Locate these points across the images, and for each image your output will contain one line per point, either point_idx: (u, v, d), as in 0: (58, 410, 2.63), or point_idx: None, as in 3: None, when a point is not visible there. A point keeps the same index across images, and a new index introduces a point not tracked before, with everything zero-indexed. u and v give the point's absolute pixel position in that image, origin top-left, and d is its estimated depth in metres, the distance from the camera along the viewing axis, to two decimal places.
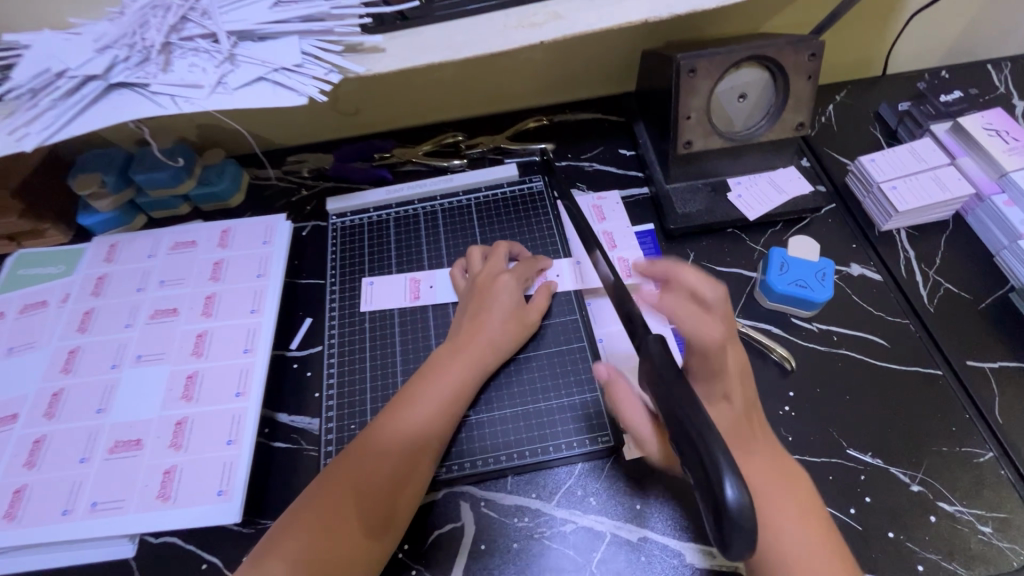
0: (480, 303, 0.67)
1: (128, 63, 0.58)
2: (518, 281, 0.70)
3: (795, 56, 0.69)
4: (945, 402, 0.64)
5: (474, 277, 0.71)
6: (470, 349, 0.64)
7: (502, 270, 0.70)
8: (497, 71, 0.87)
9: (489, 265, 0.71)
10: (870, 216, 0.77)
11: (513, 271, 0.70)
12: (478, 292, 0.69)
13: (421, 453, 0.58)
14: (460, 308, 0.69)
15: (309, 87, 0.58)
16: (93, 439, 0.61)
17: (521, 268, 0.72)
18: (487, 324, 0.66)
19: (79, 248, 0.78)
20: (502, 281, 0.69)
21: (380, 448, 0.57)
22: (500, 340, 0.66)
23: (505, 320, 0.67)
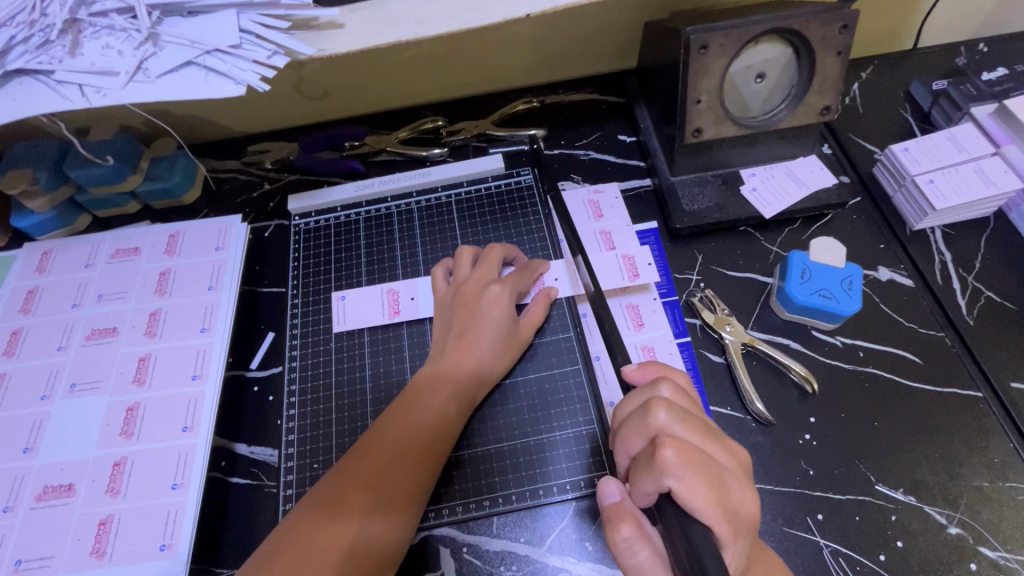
0: (466, 321, 0.59)
1: (27, 45, 0.47)
2: (510, 295, 0.60)
3: (825, 28, 0.59)
4: (986, 429, 0.56)
5: (458, 286, 0.62)
6: (465, 363, 0.57)
7: (493, 280, 0.61)
8: (480, 47, 0.77)
9: (477, 272, 0.62)
10: (901, 212, 0.68)
11: (505, 282, 0.61)
12: (463, 307, 0.60)
13: (461, 405, 0.56)
14: (442, 325, 0.61)
15: (248, 73, 0.48)
16: (18, 485, 0.54)
17: (513, 276, 0.62)
18: (475, 345, 0.58)
19: (9, 256, 0.69)
20: (489, 294, 0.60)
21: (418, 399, 0.56)
22: (485, 367, 0.58)
23: (493, 342, 0.58)
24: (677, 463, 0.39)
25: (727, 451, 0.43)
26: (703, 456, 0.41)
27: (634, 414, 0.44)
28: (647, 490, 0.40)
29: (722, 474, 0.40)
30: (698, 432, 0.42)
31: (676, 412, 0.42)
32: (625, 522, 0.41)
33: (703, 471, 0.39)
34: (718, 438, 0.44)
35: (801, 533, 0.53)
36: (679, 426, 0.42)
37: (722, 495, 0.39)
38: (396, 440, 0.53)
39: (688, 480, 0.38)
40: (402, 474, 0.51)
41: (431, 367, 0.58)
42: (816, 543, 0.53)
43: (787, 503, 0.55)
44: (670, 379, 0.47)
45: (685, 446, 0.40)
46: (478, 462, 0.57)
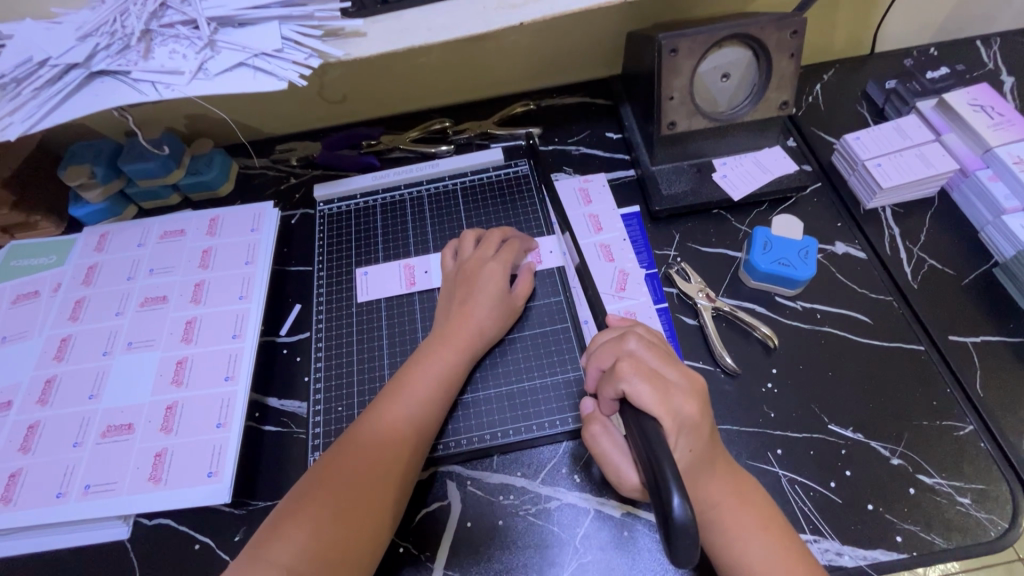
0: (466, 290, 0.67)
1: (109, 51, 0.58)
2: (504, 268, 0.69)
3: (778, 34, 0.68)
4: (927, 377, 0.64)
5: (463, 262, 0.70)
6: (461, 332, 0.64)
7: (489, 257, 0.70)
8: (483, 55, 0.87)
9: (480, 249, 0.70)
10: (855, 194, 0.77)
11: (500, 259, 0.70)
12: (465, 278, 0.68)
13: (439, 403, 0.61)
14: (445, 295, 0.69)
15: (289, 72, 0.58)
16: (86, 424, 0.63)
17: (505, 251, 0.71)
18: (475, 310, 0.66)
19: (70, 239, 0.79)
20: (488, 268, 0.68)
21: (402, 395, 0.60)
22: (485, 327, 0.66)
23: (490, 307, 0.66)
24: (629, 372, 0.49)
25: (688, 375, 0.52)
26: (658, 373, 0.50)
27: (609, 340, 0.55)
28: (611, 398, 0.51)
29: (672, 387, 0.50)
30: (660, 355, 0.52)
31: (643, 340, 0.53)
32: (594, 423, 0.56)
33: (654, 381, 0.49)
34: (680, 364, 0.53)
35: (762, 465, 0.61)
36: (643, 349, 0.53)
37: (668, 399, 0.49)
38: (381, 434, 0.57)
39: (636, 386, 0.49)
40: (387, 467, 0.55)
41: (411, 366, 0.62)
42: (775, 473, 0.60)
43: (751, 440, 0.62)
44: (644, 324, 0.59)
45: (639, 364, 0.51)
46: (478, 407, 0.65)
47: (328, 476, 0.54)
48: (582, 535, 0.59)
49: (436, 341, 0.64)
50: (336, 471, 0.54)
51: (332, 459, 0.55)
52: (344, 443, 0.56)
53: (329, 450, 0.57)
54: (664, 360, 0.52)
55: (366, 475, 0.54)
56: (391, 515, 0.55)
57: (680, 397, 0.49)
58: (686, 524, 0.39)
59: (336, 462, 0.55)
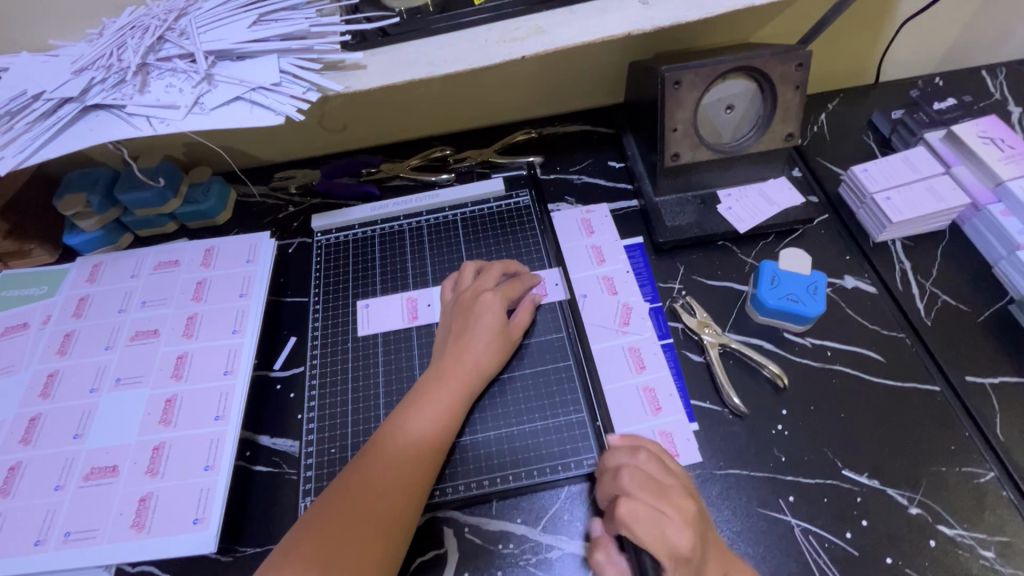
0: (463, 324, 0.65)
1: (105, 85, 0.57)
2: (502, 300, 0.66)
3: (783, 67, 0.68)
4: (945, 420, 0.62)
5: (460, 293, 0.68)
6: (457, 371, 0.62)
7: (487, 288, 0.67)
8: (484, 85, 0.87)
9: (478, 281, 0.68)
10: (864, 226, 0.75)
11: (499, 291, 0.67)
12: (461, 312, 0.66)
13: (432, 454, 0.58)
14: (441, 331, 0.67)
15: (286, 106, 0.57)
16: (69, 466, 0.61)
17: (506, 285, 0.68)
18: (471, 346, 0.63)
19: (63, 269, 0.78)
20: (484, 299, 0.66)
21: (395, 446, 0.57)
22: (483, 364, 0.63)
23: (488, 343, 0.64)
24: (625, 517, 0.48)
25: (683, 503, 0.49)
26: (653, 512, 0.48)
27: (608, 472, 0.54)
28: (611, 535, 0.50)
29: (670, 524, 0.47)
30: (655, 492, 0.50)
31: (638, 474, 0.51)
32: (599, 551, 0.54)
33: (648, 525, 0.47)
34: (676, 496, 0.50)
35: (774, 513, 0.58)
36: (638, 485, 0.51)
37: (664, 544, 0.46)
38: (372, 492, 0.53)
39: (633, 532, 0.47)
40: (378, 529, 0.52)
41: (406, 413, 0.59)
42: (788, 522, 0.57)
43: (762, 485, 0.60)
44: (649, 446, 0.55)
45: (634, 501, 0.49)
46: (477, 448, 0.63)
47: (313, 544, 0.50)
48: None
49: (431, 382, 0.61)
50: (322, 537, 0.50)
51: (326, 509, 0.52)
52: (328, 503, 0.53)
53: (321, 498, 0.54)
54: (661, 495, 0.50)
55: (353, 541, 0.50)
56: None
57: (676, 537, 0.47)
58: None
59: (329, 510, 0.52)
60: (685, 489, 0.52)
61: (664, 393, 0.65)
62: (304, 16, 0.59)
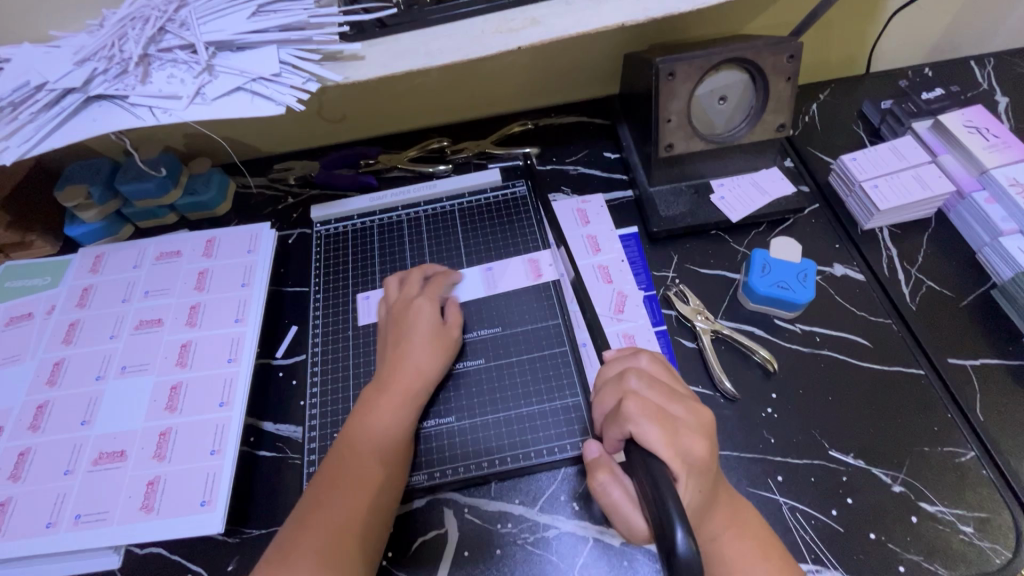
0: (398, 332, 0.65)
1: (107, 76, 0.58)
2: (432, 303, 0.67)
3: (774, 58, 0.69)
4: (929, 403, 0.64)
5: (390, 304, 0.69)
6: (400, 378, 0.62)
7: (414, 295, 0.68)
8: (480, 76, 0.87)
9: (404, 291, 0.69)
10: (853, 215, 0.77)
11: (426, 295, 0.68)
12: (396, 320, 0.66)
13: (391, 462, 0.58)
14: (381, 342, 0.67)
15: (287, 96, 0.58)
16: (77, 451, 0.62)
17: (429, 288, 0.69)
18: (410, 353, 0.64)
19: (65, 260, 0.78)
20: (415, 306, 0.67)
21: (348, 463, 0.57)
22: (430, 365, 0.64)
23: (427, 346, 0.64)
24: (637, 413, 0.49)
25: (693, 410, 0.52)
26: (664, 411, 0.50)
27: (611, 380, 0.56)
28: (617, 438, 0.50)
29: (680, 426, 0.49)
30: (664, 393, 0.52)
31: (646, 379, 0.53)
32: (601, 471, 0.52)
33: (661, 421, 0.49)
34: (686, 400, 0.53)
35: (763, 492, 0.60)
36: (646, 388, 0.53)
37: (676, 441, 0.48)
38: (336, 506, 0.53)
39: (644, 426, 0.48)
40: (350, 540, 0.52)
41: (353, 428, 0.59)
42: (776, 501, 0.60)
43: (751, 466, 0.62)
44: (648, 352, 0.59)
45: (645, 401, 0.50)
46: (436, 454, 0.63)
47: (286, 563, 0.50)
48: (581, 565, 0.58)
49: (374, 393, 0.61)
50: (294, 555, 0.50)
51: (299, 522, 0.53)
52: (295, 524, 0.53)
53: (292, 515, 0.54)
54: (669, 398, 0.52)
55: (326, 555, 0.50)
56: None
57: (688, 436, 0.49)
58: (691, 561, 0.38)
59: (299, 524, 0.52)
60: (691, 394, 0.54)
61: None
62: (303, 7, 0.60)
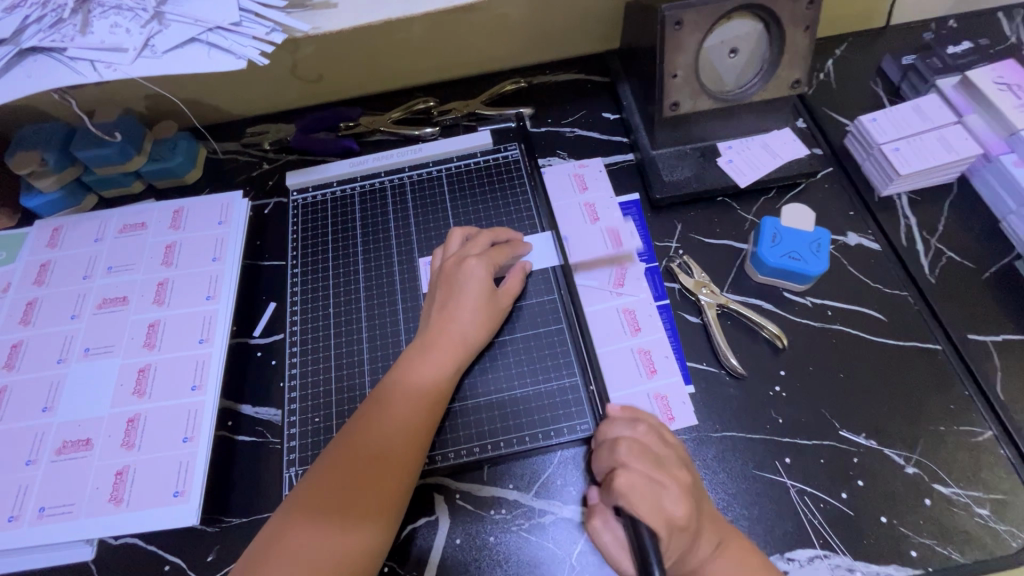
0: (447, 293, 0.62)
1: (41, 24, 0.51)
2: (488, 266, 0.63)
3: (792, 5, 0.62)
4: (946, 380, 0.60)
5: (445, 260, 0.65)
6: (444, 340, 0.59)
7: (473, 255, 0.63)
8: (468, 29, 0.80)
9: (464, 248, 0.64)
10: (869, 179, 0.72)
11: (484, 257, 0.63)
12: (444, 281, 0.62)
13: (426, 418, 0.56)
14: (427, 298, 0.64)
15: (248, 49, 0.52)
16: (39, 440, 0.58)
17: (492, 252, 0.64)
18: (458, 315, 0.60)
19: (22, 233, 0.73)
20: (468, 266, 0.62)
21: (389, 403, 0.55)
22: (471, 331, 0.60)
23: (474, 310, 0.61)
24: (623, 488, 0.47)
25: (683, 476, 0.49)
26: (651, 481, 0.48)
27: (604, 444, 0.52)
28: (605, 509, 0.49)
29: (669, 494, 0.47)
30: (654, 462, 0.49)
31: (635, 446, 0.50)
32: (595, 517, 0.52)
33: (645, 494, 0.46)
34: (675, 465, 0.50)
35: (769, 475, 0.57)
36: (635, 458, 0.49)
37: (665, 506, 0.46)
38: (371, 445, 0.53)
39: (632, 501, 0.46)
40: (384, 478, 0.52)
41: (391, 385, 0.57)
42: (784, 484, 0.57)
43: (758, 448, 0.59)
44: (648, 419, 0.53)
45: (635, 474, 0.47)
46: (478, 402, 0.61)
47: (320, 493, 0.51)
48: (579, 552, 0.55)
49: (419, 350, 0.59)
50: (326, 488, 0.51)
51: (324, 475, 0.51)
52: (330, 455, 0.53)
53: (318, 466, 0.53)
54: (659, 467, 0.49)
55: (348, 503, 0.50)
56: (386, 531, 0.51)
57: (672, 503, 0.46)
58: None
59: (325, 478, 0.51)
60: (683, 458, 0.51)
61: (660, 355, 0.63)
62: None
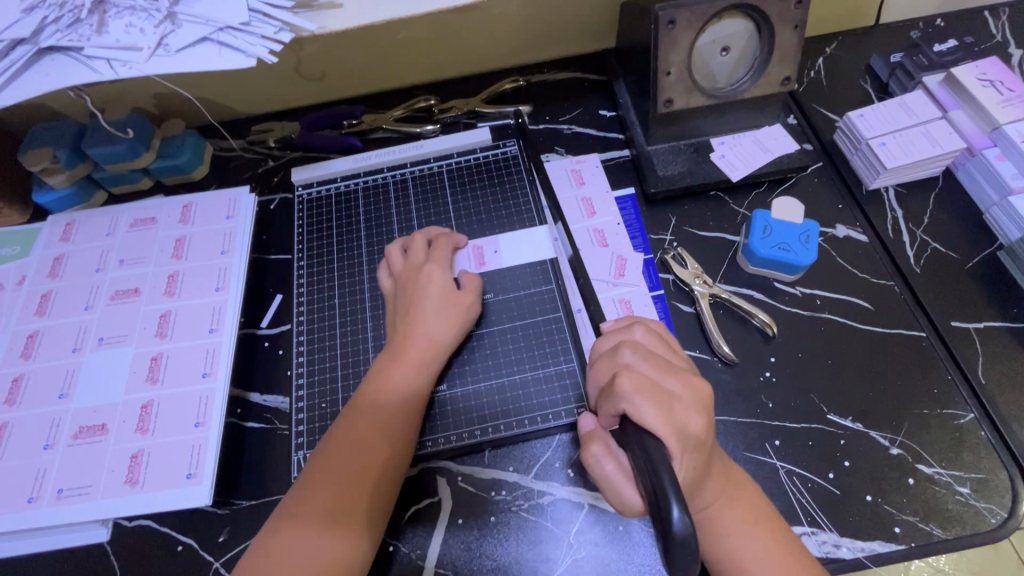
0: (408, 299, 0.64)
1: (59, 25, 0.53)
2: (438, 267, 0.65)
3: (782, 4, 0.64)
4: (930, 365, 0.62)
5: (400, 270, 0.66)
6: (411, 343, 0.61)
7: (421, 261, 0.66)
8: (468, 29, 0.82)
9: (412, 256, 0.67)
10: (858, 174, 0.74)
11: (433, 260, 0.66)
12: (406, 286, 0.65)
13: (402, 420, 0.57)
14: (389, 305, 0.66)
15: (258, 47, 0.54)
16: (56, 426, 0.60)
17: (435, 251, 0.67)
18: (423, 318, 0.62)
19: (35, 228, 0.75)
20: (425, 272, 0.64)
21: (363, 408, 0.57)
22: (439, 332, 0.62)
23: (438, 312, 0.62)
24: (629, 389, 0.47)
25: (689, 384, 0.50)
26: (658, 385, 0.48)
27: (606, 353, 0.54)
28: (611, 414, 0.49)
29: (676, 400, 0.48)
30: (658, 365, 0.50)
31: (641, 352, 0.51)
32: (595, 443, 0.51)
33: (655, 396, 0.47)
34: (681, 372, 0.51)
35: (759, 457, 0.59)
36: (640, 362, 0.51)
37: (673, 416, 0.46)
38: (350, 452, 0.54)
39: (639, 403, 0.46)
40: (367, 479, 0.53)
41: (363, 393, 0.59)
42: (773, 465, 0.59)
43: (748, 431, 0.61)
44: (645, 323, 0.57)
45: (640, 376, 0.48)
46: (458, 401, 0.63)
47: (306, 502, 0.52)
48: (576, 530, 0.57)
49: (387, 356, 0.61)
50: (312, 497, 0.52)
51: (307, 486, 0.53)
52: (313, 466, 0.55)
53: (302, 478, 0.54)
54: (665, 371, 0.50)
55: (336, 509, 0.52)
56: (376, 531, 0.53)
57: (682, 410, 0.47)
58: (685, 538, 0.37)
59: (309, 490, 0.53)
60: (688, 368, 0.53)
61: None
62: None
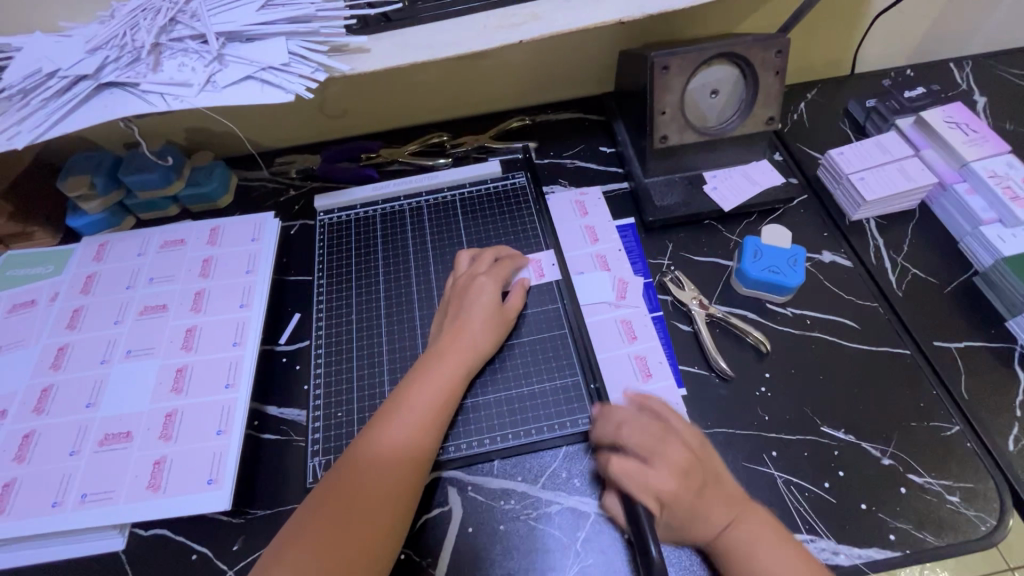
0: (458, 305, 0.68)
1: (119, 63, 0.59)
2: (495, 283, 0.70)
3: (763, 53, 0.72)
4: (915, 380, 0.66)
5: (457, 278, 0.72)
6: (455, 349, 0.65)
7: (480, 272, 0.71)
8: (480, 73, 0.90)
9: (472, 266, 0.72)
10: (840, 205, 0.80)
11: (492, 274, 0.70)
12: (456, 295, 0.69)
13: (437, 422, 0.61)
14: (440, 311, 0.70)
15: (296, 85, 0.60)
16: (82, 433, 0.63)
17: (497, 267, 0.71)
18: (467, 326, 0.66)
19: (69, 249, 0.79)
20: (479, 282, 0.69)
21: (404, 404, 0.60)
22: (479, 342, 0.66)
23: (484, 323, 0.67)
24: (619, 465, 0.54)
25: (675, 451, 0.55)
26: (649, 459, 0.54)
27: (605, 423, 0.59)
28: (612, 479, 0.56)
29: (658, 466, 0.53)
30: (651, 440, 0.55)
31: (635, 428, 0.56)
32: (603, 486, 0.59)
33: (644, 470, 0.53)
34: (671, 442, 0.55)
35: (757, 467, 0.62)
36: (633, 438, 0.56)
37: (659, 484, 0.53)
38: (382, 450, 0.57)
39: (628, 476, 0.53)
40: (392, 477, 0.56)
41: (407, 390, 0.62)
42: (771, 475, 0.61)
43: (746, 443, 0.64)
44: (650, 402, 0.60)
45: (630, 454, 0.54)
46: (479, 408, 0.66)
47: (338, 490, 0.55)
48: (583, 539, 0.59)
49: (431, 359, 0.64)
50: (339, 492, 0.54)
51: (342, 474, 0.56)
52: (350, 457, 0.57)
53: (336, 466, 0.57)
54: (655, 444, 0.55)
55: (366, 501, 0.54)
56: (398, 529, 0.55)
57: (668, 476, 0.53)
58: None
59: (344, 478, 0.55)
60: (680, 437, 0.57)
61: (654, 361, 0.69)
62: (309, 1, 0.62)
